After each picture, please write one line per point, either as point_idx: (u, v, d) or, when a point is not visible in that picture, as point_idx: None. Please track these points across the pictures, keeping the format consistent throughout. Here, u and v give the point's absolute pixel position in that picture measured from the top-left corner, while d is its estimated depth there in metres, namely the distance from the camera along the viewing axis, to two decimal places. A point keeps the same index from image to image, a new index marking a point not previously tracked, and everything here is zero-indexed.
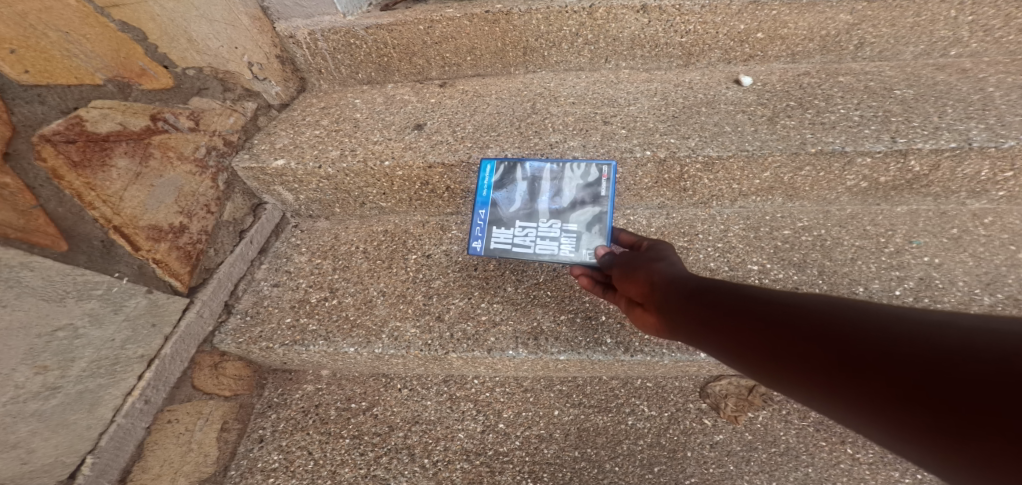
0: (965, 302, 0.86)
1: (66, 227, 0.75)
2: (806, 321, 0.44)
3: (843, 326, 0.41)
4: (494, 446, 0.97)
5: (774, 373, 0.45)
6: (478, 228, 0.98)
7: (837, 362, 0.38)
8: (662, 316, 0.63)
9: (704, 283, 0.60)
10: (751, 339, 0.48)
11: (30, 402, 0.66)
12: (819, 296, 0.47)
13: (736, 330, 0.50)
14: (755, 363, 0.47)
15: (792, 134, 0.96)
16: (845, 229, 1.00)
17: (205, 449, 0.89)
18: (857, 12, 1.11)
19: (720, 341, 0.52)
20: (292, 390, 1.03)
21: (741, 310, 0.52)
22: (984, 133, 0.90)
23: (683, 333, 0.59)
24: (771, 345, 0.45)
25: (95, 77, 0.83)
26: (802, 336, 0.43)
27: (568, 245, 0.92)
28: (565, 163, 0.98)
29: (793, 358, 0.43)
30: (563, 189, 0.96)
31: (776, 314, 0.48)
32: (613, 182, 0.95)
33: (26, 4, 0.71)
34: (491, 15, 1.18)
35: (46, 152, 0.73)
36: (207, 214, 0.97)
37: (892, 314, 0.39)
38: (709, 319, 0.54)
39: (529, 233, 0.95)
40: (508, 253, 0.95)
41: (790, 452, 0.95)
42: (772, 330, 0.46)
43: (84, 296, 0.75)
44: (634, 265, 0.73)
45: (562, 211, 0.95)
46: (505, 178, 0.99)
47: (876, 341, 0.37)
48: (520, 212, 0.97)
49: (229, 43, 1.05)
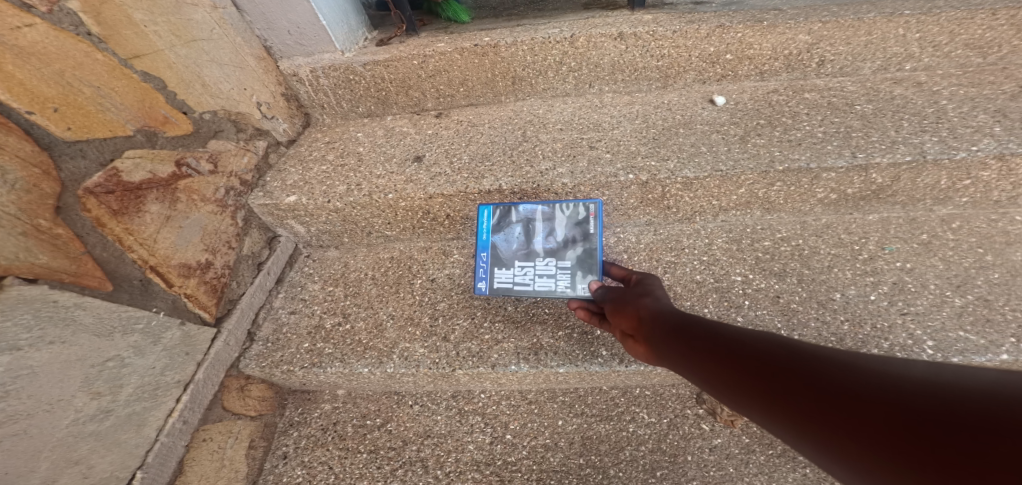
0: (938, 303, 0.91)
1: (110, 270, 0.83)
2: (774, 359, 0.51)
3: (804, 364, 0.48)
4: (502, 456, 1.03)
5: (746, 402, 0.51)
6: (482, 270, 1.07)
7: (799, 393, 0.45)
8: (652, 348, 0.69)
9: (687, 318, 0.67)
10: (730, 373, 0.54)
11: (87, 423, 0.74)
12: (783, 338, 0.55)
13: (721, 365, 0.56)
14: (730, 393, 0.53)
15: (762, 151, 1.05)
16: (821, 238, 1.07)
17: (235, 465, 0.97)
18: (814, 33, 1.21)
19: (701, 373, 0.58)
20: (311, 409, 1.10)
21: (719, 345, 0.59)
22: (937, 145, 0.98)
23: (670, 366, 0.65)
24: (746, 378, 0.52)
25: (126, 128, 0.90)
26: (775, 375, 0.49)
27: (564, 282, 1.01)
28: (555, 205, 1.09)
29: (762, 389, 0.49)
30: (555, 228, 1.07)
31: (749, 352, 0.55)
32: (600, 218, 1.05)
33: (63, 63, 0.79)
34: (480, 49, 1.27)
35: (90, 203, 0.81)
36: (229, 249, 1.05)
37: (851, 361, 0.45)
38: (691, 352, 0.61)
39: (527, 272, 1.05)
40: (510, 292, 1.04)
41: (787, 453, 1.02)
42: (746, 365, 0.53)
43: (128, 330, 0.83)
44: (626, 299, 0.80)
45: (556, 250, 1.06)
46: (502, 222, 1.10)
47: (831, 376, 0.44)
48: (518, 252, 1.07)
49: (238, 85, 1.14)
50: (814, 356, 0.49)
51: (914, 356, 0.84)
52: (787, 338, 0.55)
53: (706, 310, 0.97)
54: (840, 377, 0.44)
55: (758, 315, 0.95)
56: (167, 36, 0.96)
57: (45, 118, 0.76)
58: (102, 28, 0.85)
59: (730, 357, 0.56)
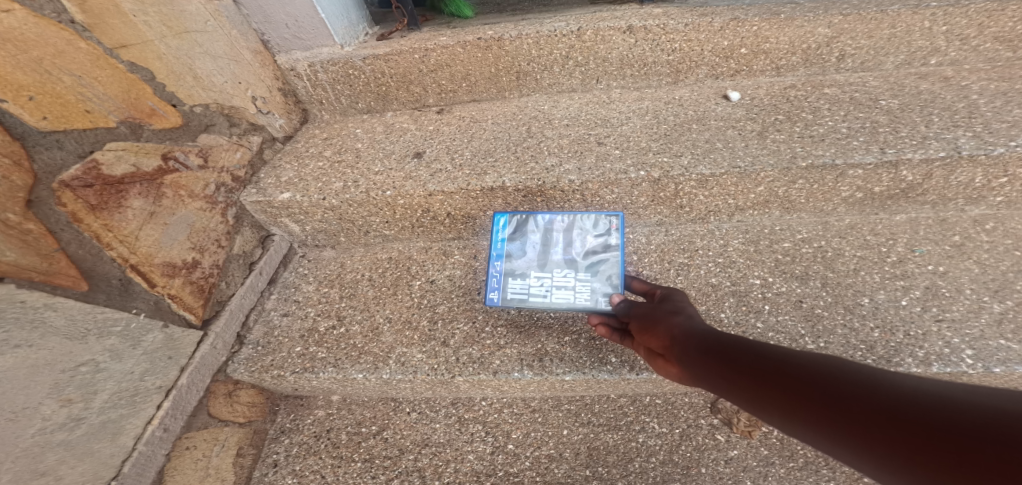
0: (975, 309, 0.85)
1: (86, 268, 0.80)
2: (829, 382, 0.46)
3: (864, 389, 0.43)
4: (504, 467, 0.97)
5: (806, 430, 0.45)
6: (494, 280, 0.97)
7: (871, 421, 0.40)
8: (685, 370, 0.63)
9: (722, 337, 0.61)
10: (776, 395, 0.49)
11: (56, 432, 0.69)
12: (832, 357, 0.50)
13: (764, 387, 0.51)
14: (784, 419, 0.48)
15: (781, 148, 0.99)
16: (845, 239, 1.01)
17: (222, 474, 0.91)
18: (834, 26, 1.15)
19: (749, 397, 0.52)
20: (303, 415, 1.05)
21: (764, 366, 0.53)
22: (972, 141, 0.92)
23: (709, 388, 0.59)
24: (800, 403, 0.46)
25: (109, 119, 0.86)
26: (828, 398, 0.45)
27: (583, 294, 0.92)
28: (575, 215, 1.03)
29: (819, 414, 0.44)
30: (575, 240, 1.00)
31: (797, 373, 0.49)
32: (622, 231, 0.99)
33: (41, 50, 0.75)
34: (484, 42, 1.23)
35: (66, 197, 0.77)
36: (218, 248, 1.00)
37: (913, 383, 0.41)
38: (732, 372, 0.55)
39: (544, 282, 0.96)
40: (525, 303, 0.94)
41: (808, 466, 0.95)
42: (797, 388, 0.48)
43: (104, 333, 0.79)
44: (654, 317, 0.73)
45: (575, 261, 0.97)
46: (517, 231, 1.02)
47: (898, 401, 0.39)
48: (533, 263, 0.98)
49: (233, 78, 1.09)
50: (870, 379, 0.44)
51: (952, 366, 0.77)
52: (838, 356, 0.49)
53: (723, 315, 0.90)
54: (903, 401, 0.39)
55: (779, 320, 0.88)
56: (157, 28, 0.91)
57: (19, 107, 0.72)
58: (86, 16, 0.81)
59: (777, 380, 0.50)
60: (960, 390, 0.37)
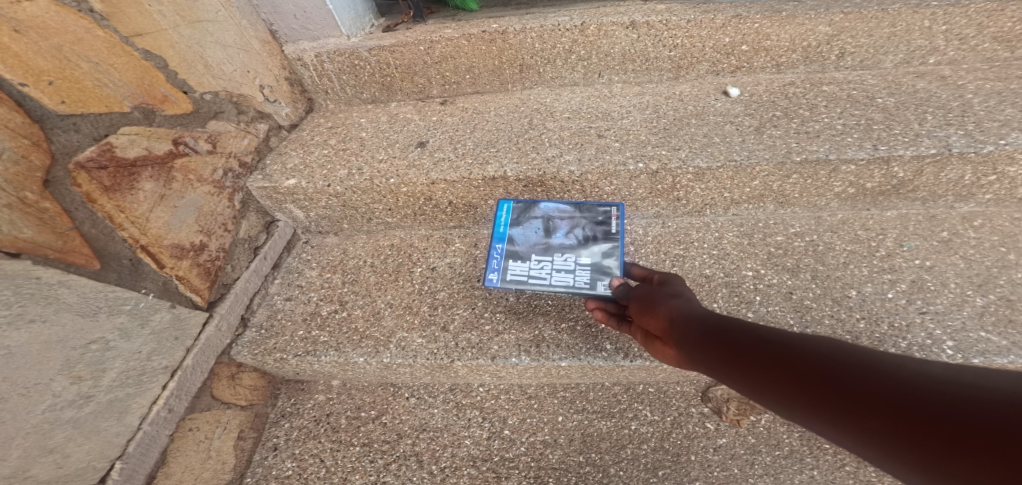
0: (958, 303, 0.88)
1: (99, 248, 0.81)
2: (827, 367, 0.47)
3: (863, 372, 0.44)
4: (500, 452, 1.00)
5: (801, 412, 0.47)
6: (496, 261, 0.98)
7: (865, 406, 0.41)
8: (684, 353, 0.65)
9: (720, 320, 0.63)
10: (774, 379, 0.51)
11: (65, 410, 0.71)
12: (830, 339, 0.51)
13: (761, 372, 0.53)
14: (778, 401, 0.50)
15: (778, 143, 1.01)
16: (836, 234, 1.03)
17: (222, 456, 0.94)
18: (835, 24, 1.16)
19: (747, 382, 0.54)
20: (304, 400, 1.08)
21: (762, 351, 0.55)
22: (963, 138, 0.94)
23: (709, 372, 0.61)
24: (796, 387, 0.48)
25: (123, 104, 0.87)
26: (823, 382, 0.46)
27: (582, 278, 0.93)
28: (576, 205, 1.06)
29: (817, 399, 0.46)
30: (575, 227, 1.02)
31: (794, 357, 0.51)
32: (621, 220, 1.01)
33: (61, 37, 0.76)
34: (488, 35, 1.24)
35: (81, 178, 0.79)
36: (224, 232, 1.04)
37: (909, 366, 0.42)
38: (731, 357, 0.57)
39: (544, 266, 0.96)
40: (524, 285, 0.94)
41: (794, 455, 0.98)
42: (794, 373, 0.49)
43: (115, 311, 0.81)
44: (654, 299, 0.75)
45: (574, 247, 0.99)
46: (520, 217, 1.04)
47: (893, 384, 0.41)
48: (535, 246, 0.99)
49: (241, 67, 1.11)
50: (866, 362, 0.45)
51: (932, 357, 0.80)
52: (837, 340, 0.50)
53: (716, 304, 0.93)
54: (900, 384, 0.40)
55: (770, 311, 0.91)
56: (171, 17, 0.93)
57: (39, 91, 0.74)
58: (104, 5, 0.82)
59: (776, 364, 0.52)
60: (959, 374, 0.38)
